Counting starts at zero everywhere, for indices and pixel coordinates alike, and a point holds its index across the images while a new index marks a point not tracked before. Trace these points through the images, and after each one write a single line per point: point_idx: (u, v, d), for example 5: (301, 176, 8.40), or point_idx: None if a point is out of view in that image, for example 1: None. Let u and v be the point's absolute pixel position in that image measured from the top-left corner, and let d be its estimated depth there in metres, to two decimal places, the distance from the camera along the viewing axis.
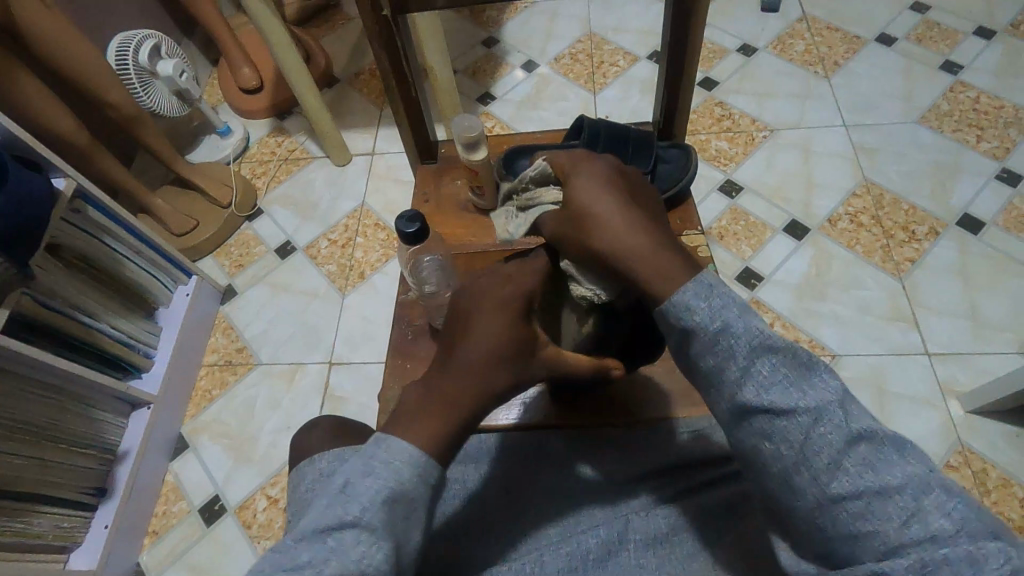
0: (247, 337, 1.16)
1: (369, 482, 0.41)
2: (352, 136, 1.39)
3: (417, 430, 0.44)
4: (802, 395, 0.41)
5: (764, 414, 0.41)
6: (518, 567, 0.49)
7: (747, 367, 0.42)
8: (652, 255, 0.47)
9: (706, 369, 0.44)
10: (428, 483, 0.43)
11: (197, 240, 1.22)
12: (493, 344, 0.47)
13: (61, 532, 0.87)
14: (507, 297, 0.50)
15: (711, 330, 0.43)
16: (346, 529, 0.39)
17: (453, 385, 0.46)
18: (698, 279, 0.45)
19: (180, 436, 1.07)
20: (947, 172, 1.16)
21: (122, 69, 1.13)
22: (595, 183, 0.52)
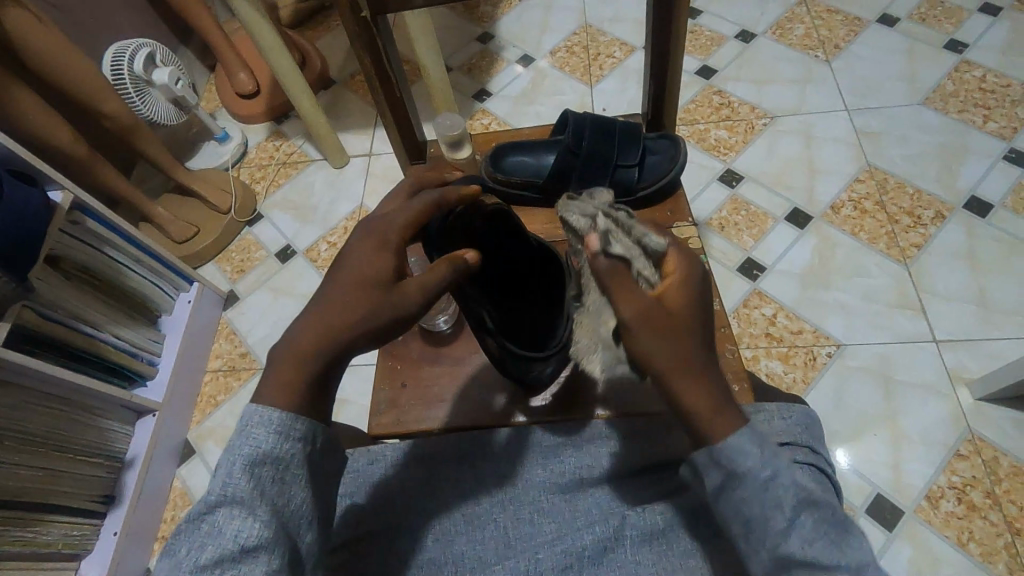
0: (250, 342, 1.17)
1: (231, 455, 0.41)
2: (349, 137, 1.39)
3: (273, 385, 0.42)
4: (837, 543, 0.41)
5: (803, 565, 0.40)
6: (513, 566, 0.48)
7: (791, 519, 0.41)
8: (709, 397, 0.43)
9: (737, 486, 0.42)
10: (297, 438, 0.42)
11: (197, 247, 1.23)
12: (353, 284, 0.44)
13: (72, 541, 0.88)
14: (383, 231, 0.47)
15: (762, 475, 0.42)
16: (218, 510, 0.39)
17: (308, 332, 0.43)
18: (749, 432, 0.43)
19: (186, 442, 1.08)
20: (954, 154, 1.14)
21: (118, 79, 1.13)
22: (690, 292, 0.46)
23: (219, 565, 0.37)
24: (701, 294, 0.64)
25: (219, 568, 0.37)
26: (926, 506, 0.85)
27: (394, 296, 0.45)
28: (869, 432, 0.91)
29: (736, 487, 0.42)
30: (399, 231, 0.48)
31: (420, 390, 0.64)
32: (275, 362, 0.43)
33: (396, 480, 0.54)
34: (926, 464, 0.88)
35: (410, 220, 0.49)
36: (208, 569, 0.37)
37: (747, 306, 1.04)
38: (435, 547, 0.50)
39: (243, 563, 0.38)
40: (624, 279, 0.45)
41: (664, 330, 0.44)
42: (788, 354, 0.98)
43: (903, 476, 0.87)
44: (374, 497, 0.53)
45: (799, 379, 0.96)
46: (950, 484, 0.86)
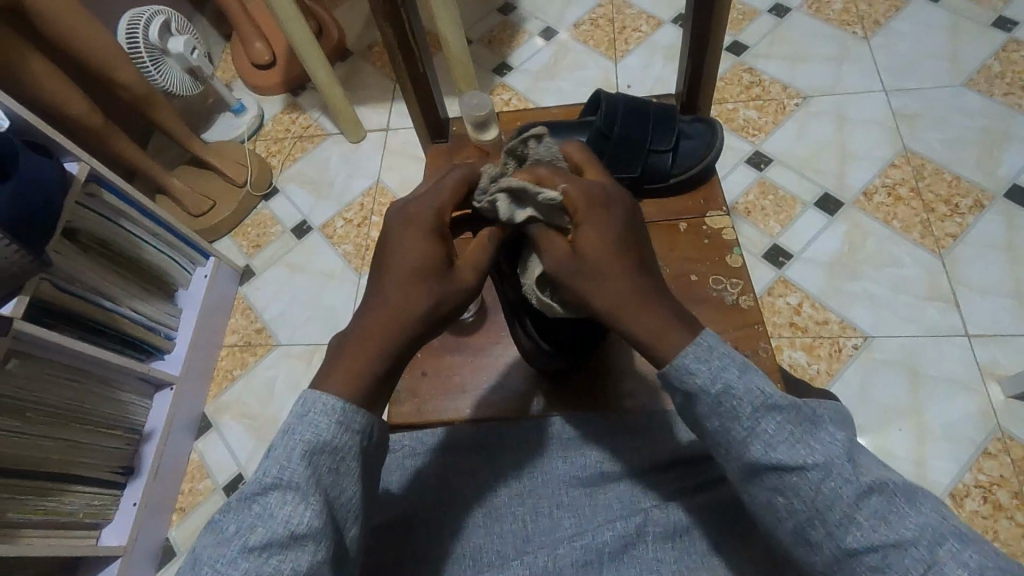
0: (265, 318, 1.16)
1: (290, 437, 0.39)
2: (366, 111, 1.36)
3: (331, 382, 0.41)
4: (805, 439, 0.38)
5: (774, 470, 0.39)
6: (532, 561, 0.47)
7: (752, 426, 0.39)
8: (656, 322, 0.42)
9: (696, 404, 0.41)
10: (357, 431, 0.41)
11: (213, 220, 1.22)
12: (405, 272, 0.43)
13: (93, 510, 0.89)
14: (418, 212, 0.45)
15: (714, 389, 0.40)
16: (271, 491, 0.38)
17: (370, 323, 0.43)
18: (696, 348, 0.41)
19: (203, 416, 1.08)
20: (997, 140, 1.08)
21: (133, 47, 1.11)
22: (603, 229, 0.43)
23: (269, 550, 0.36)
24: (735, 288, 0.61)
25: (265, 553, 0.36)
26: (950, 504, 0.83)
27: (450, 280, 0.44)
28: (893, 426, 0.89)
29: (695, 404, 0.41)
30: (437, 213, 0.46)
31: (440, 379, 0.62)
32: (331, 359, 0.43)
33: (415, 470, 0.53)
34: (952, 461, 0.86)
35: (445, 200, 0.47)
36: (255, 552, 0.36)
37: (772, 294, 1.01)
38: (455, 538, 0.49)
39: (290, 551, 0.36)
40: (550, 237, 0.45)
41: (584, 274, 0.43)
42: (812, 344, 0.96)
43: (927, 472, 0.85)
44: (393, 486, 0.52)
45: (823, 371, 0.93)
46: (975, 482, 0.84)
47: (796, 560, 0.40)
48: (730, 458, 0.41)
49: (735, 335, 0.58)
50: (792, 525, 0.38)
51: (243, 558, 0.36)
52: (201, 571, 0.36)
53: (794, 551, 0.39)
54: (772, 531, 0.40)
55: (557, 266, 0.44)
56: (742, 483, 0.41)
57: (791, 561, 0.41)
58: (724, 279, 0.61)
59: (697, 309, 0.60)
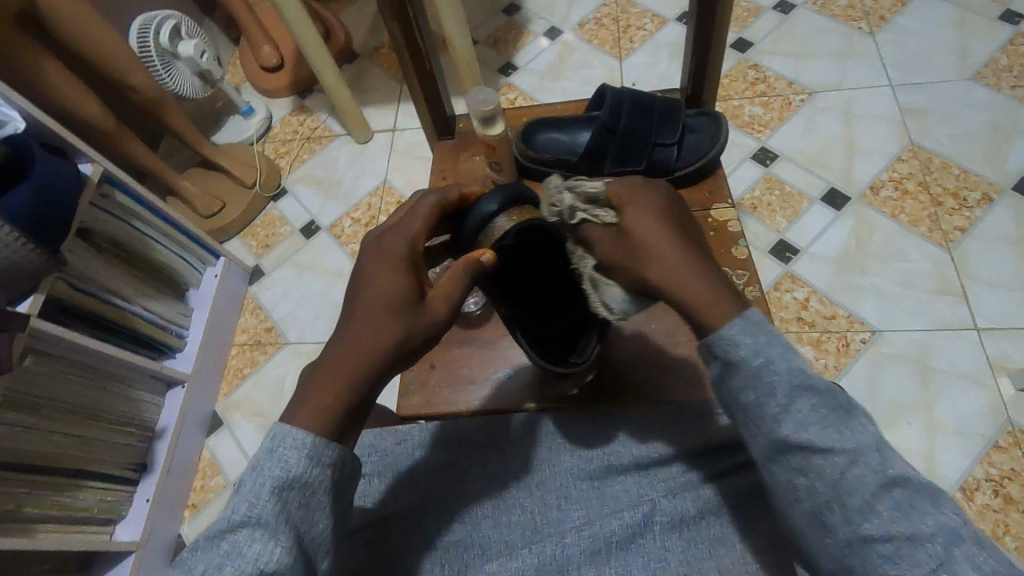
0: (275, 317, 1.17)
1: (257, 475, 0.39)
2: (373, 112, 1.37)
3: (299, 417, 0.41)
4: (839, 425, 0.38)
5: (801, 449, 0.39)
6: (540, 551, 0.47)
7: (787, 404, 0.39)
8: (708, 292, 0.43)
9: (733, 375, 0.41)
10: (328, 465, 0.41)
11: (223, 221, 1.23)
12: (375, 305, 0.42)
13: (106, 506, 0.90)
14: (394, 245, 0.45)
15: (754, 363, 0.40)
16: (241, 528, 0.38)
17: (338, 357, 0.42)
18: (743, 321, 0.41)
19: (214, 414, 1.10)
20: (1005, 134, 1.08)
21: (144, 51, 1.13)
22: (648, 213, 0.45)
23: None
24: (741, 279, 0.62)
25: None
26: (961, 498, 0.83)
27: (420, 314, 0.43)
28: (903, 420, 0.89)
29: (732, 376, 0.41)
30: (411, 243, 0.46)
31: (448, 371, 0.63)
32: (301, 391, 0.42)
33: (424, 462, 0.53)
34: (962, 455, 0.85)
35: (420, 230, 0.47)
36: None
37: (779, 289, 1.01)
38: (464, 529, 0.49)
39: None
40: (600, 233, 0.48)
41: (637, 255, 0.45)
42: (820, 339, 0.96)
43: (938, 466, 0.85)
44: (402, 476, 0.52)
45: (831, 365, 0.93)
46: (986, 476, 0.83)
47: (806, 544, 0.40)
48: (758, 435, 0.41)
49: None
50: (810, 506, 0.38)
51: None
52: None
53: (804, 533, 0.39)
54: (785, 512, 0.41)
55: (610, 254, 0.47)
56: (766, 461, 0.41)
57: (798, 548, 0.41)
58: (730, 270, 0.61)
59: None
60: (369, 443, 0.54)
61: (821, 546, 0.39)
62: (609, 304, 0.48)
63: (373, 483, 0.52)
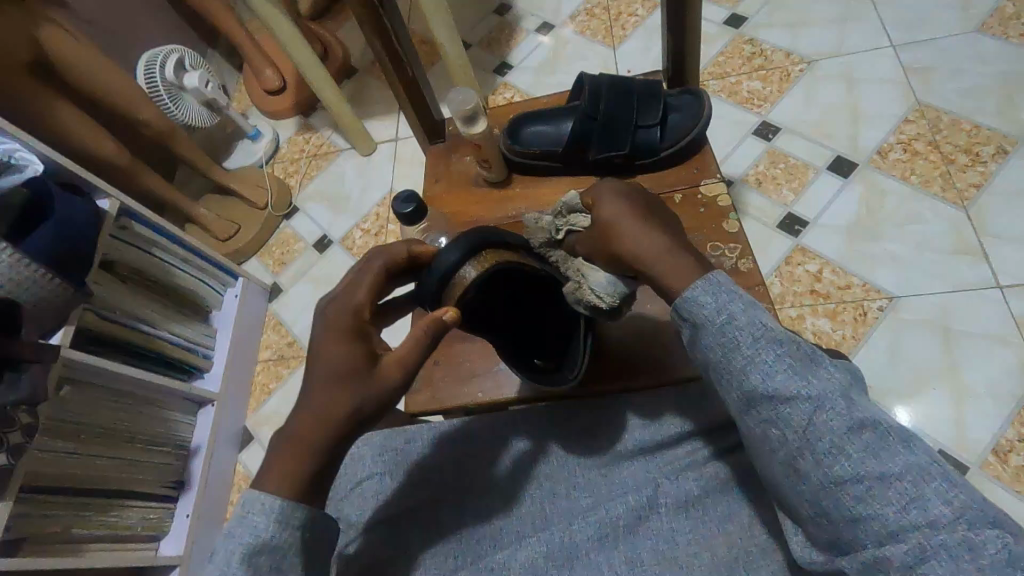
0: (296, 331, 1.21)
1: (226, 546, 0.41)
2: (375, 124, 1.40)
3: (268, 481, 0.41)
4: (804, 372, 0.39)
5: (770, 399, 0.40)
6: (547, 537, 0.49)
7: (752, 355, 0.40)
8: (672, 258, 0.45)
9: (699, 333, 0.43)
10: (297, 527, 0.42)
11: (240, 243, 1.28)
12: (323, 375, 0.41)
13: (149, 523, 0.94)
14: (338, 316, 0.42)
15: (717, 320, 0.42)
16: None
17: (296, 429, 0.41)
18: (704, 283, 0.43)
19: (245, 429, 1.13)
20: (1015, 83, 1.04)
21: (151, 86, 1.17)
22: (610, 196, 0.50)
23: None
24: (734, 253, 0.61)
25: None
26: (994, 461, 0.80)
27: (374, 380, 0.41)
28: (928, 386, 0.87)
29: (698, 334, 0.43)
30: (355, 311, 0.43)
31: (453, 367, 0.64)
32: (268, 458, 0.42)
33: (434, 460, 0.54)
34: (993, 417, 0.83)
35: (364, 295, 0.44)
36: None
37: (790, 263, 0.99)
38: (475, 519, 0.51)
39: None
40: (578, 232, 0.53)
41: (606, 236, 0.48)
42: (836, 310, 0.94)
43: (967, 431, 0.83)
44: (413, 473, 0.53)
45: (849, 336, 0.92)
46: (1020, 437, 0.81)
47: (786, 493, 0.41)
48: (731, 388, 0.42)
49: None
50: (784, 455, 0.40)
51: None
52: None
53: (784, 482, 0.40)
54: (765, 466, 0.42)
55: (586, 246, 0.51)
56: (740, 413, 0.42)
57: (782, 501, 0.42)
58: (722, 245, 0.61)
59: None
60: (379, 443, 0.54)
61: (796, 492, 0.40)
62: (598, 290, 0.50)
63: (384, 481, 0.53)
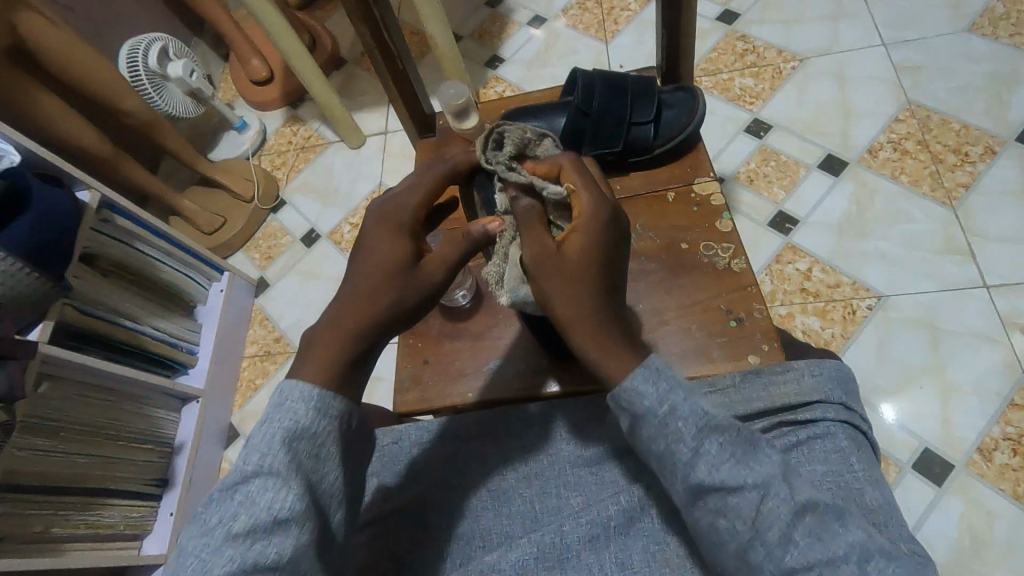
0: (283, 327, 1.19)
1: (264, 430, 0.40)
2: (364, 116, 1.38)
3: (306, 369, 0.41)
4: (745, 461, 0.40)
5: (716, 491, 0.40)
6: (538, 539, 0.48)
7: (696, 446, 0.41)
8: (600, 336, 0.43)
9: (643, 426, 0.42)
10: (335, 417, 0.41)
11: (225, 237, 1.25)
12: (371, 266, 0.44)
13: (132, 521, 0.93)
14: (396, 216, 0.46)
15: (661, 410, 0.41)
16: (255, 477, 0.38)
17: (339, 314, 0.43)
18: (645, 369, 0.42)
19: (230, 426, 1.12)
20: (1005, 84, 1.05)
21: (134, 76, 1.15)
22: (586, 233, 0.45)
23: (251, 536, 0.37)
24: (727, 253, 0.61)
25: (250, 539, 0.37)
26: (979, 459, 0.81)
27: (415, 274, 0.44)
28: (915, 384, 0.87)
29: (641, 427, 0.42)
30: (411, 215, 0.47)
31: (442, 365, 0.62)
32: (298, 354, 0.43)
33: (422, 459, 0.53)
34: (978, 416, 0.84)
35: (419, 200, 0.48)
36: (239, 539, 0.37)
37: (780, 261, 0.99)
38: (466, 521, 0.50)
39: (275, 536, 0.37)
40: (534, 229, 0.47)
41: (556, 272, 0.44)
42: (825, 309, 0.94)
43: (953, 429, 0.83)
44: (401, 474, 0.53)
45: (837, 334, 0.92)
46: (1004, 435, 0.82)
47: None
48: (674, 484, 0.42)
49: (730, 299, 0.58)
50: (734, 548, 0.40)
51: (227, 546, 0.37)
52: (184, 562, 0.37)
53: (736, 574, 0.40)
54: (713, 558, 0.42)
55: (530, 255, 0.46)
56: (684, 507, 0.42)
57: None
58: (715, 245, 0.61)
59: (691, 276, 0.60)
60: None
61: None
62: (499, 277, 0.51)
63: (373, 482, 0.53)
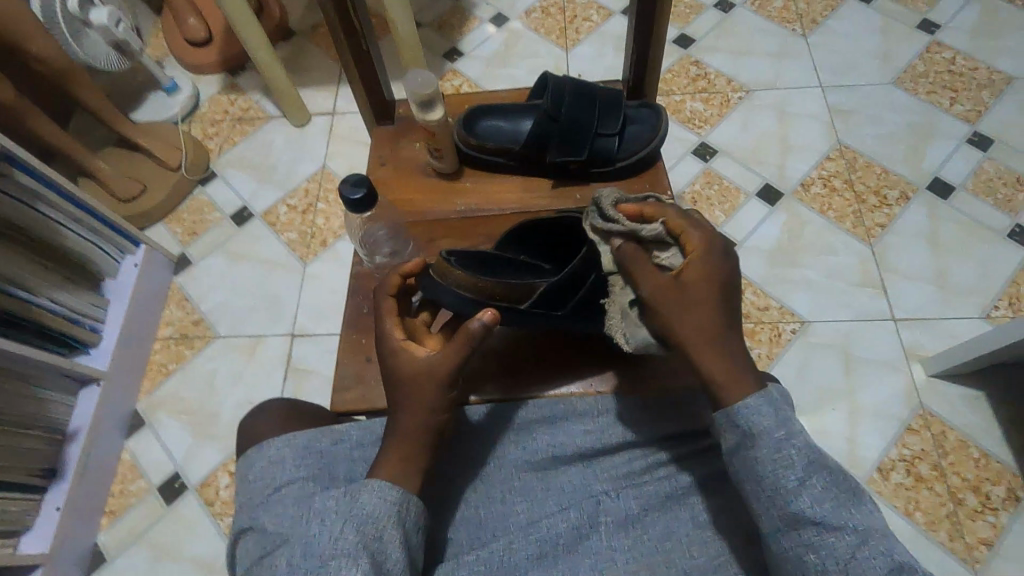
0: (203, 309, 1.10)
1: (249, 492, 0.49)
2: (311, 94, 1.30)
3: (380, 474, 0.45)
4: (846, 506, 0.43)
5: (815, 524, 0.42)
6: (486, 557, 0.47)
7: (803, 479, 0.43)
8: (723, 362, 0.47)
9: (751, 447, 0.45)
10: (395, 500, 0.44)
11: (144, 207, 1.15)
12: (402, 388, 0.49)
13: (8, 517, 0.82)
14: (391, 342, 0.51)
15: (777, 433, 0.44)
16: (244, 534, 0.46)
17: (400, 428, 0.47)
18: (763, 397, 0.46)
19: (135, 413, 1.02)
20: (921, 136, 1.15)
21: (50, 18, 1.02)
22: (708, 267, 0.49)
23: None
24: None
25: None
26: (878, 478, 0.88)
27: (439, 374, 0.48)
28: (830, 407, 0.93)
29: (752, 446, 0.45)
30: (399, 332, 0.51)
31: None
32: (285, 425, 0.54)
33: (363, 461, 0.51)
34: (880, 438, 0.91)
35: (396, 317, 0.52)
36: None
37: None
38: None
39: None
40: (641, 264, 0.50)
41: (677, 304, 0.48)
42: (754, 330, 0.99)
43: (859, 449, 0.90)
44: (339, 477, 0.50)
45: (764, 355, 0.97)
46: (900, 457, 0.89)
47: None
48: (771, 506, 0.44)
49: None
50: None
51: None
52: None
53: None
54: None
55: (654, 292, 0.49)
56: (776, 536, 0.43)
57: None
58: None
59: None
60: (302, 445, 0.50)
61: None
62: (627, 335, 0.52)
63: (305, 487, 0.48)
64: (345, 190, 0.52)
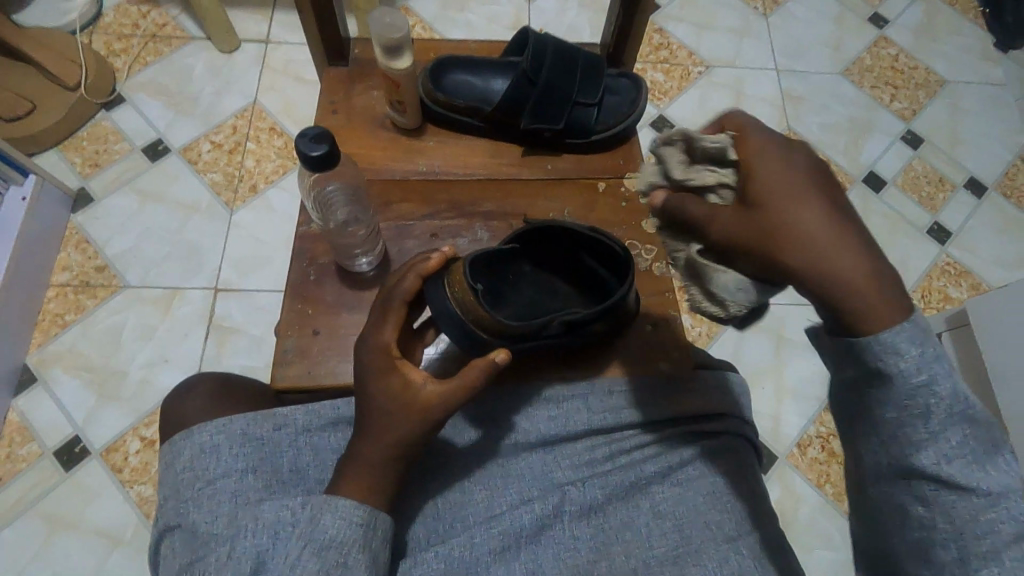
0: (108, 255, 0.97)
1: (174, 482, 0.45)
2: (240, 16, 1.15)
3: (344, 490, 0.43)
4: (984, 464, 0.39)
5: (933, 478, 0.39)
6: (449, 551, 0.46)
7: (936, 428, 0.39)
8: (854, 270, 0.38)
9: (881, 389, 0.40)
10: (360, 523, 0.42)
11: (33, 129, 0.98)
12: (374, 416, 0.45)
13: None
14: (371, 358, 0.47)
15: (914, 380, 0.39)
16: (171, 531, 0.44)
17: (367, 458, 0.44)
18: (911, 324, 0.39)
19: (25, 368, 0.90)
20: (861, 129, 1.20)
21: None
22: (784, 166, 0.42)
23: None
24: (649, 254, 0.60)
25: None
26: (796, 453, 0.94)
27: (412, 407, 0.45)
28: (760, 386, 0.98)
29: (877, 391, 0.40)
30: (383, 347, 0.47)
31: (335, 339, 0.54)
32: (216, 406, 0.50)
33: (310, 449, 0.48)
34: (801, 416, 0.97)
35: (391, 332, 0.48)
36: None
37: None
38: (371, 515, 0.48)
39: None
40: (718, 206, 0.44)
41: (764, 227, 0.40)
42: None
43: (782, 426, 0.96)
44: (283, 468, 0.46)
45: (704, 334, 1.00)
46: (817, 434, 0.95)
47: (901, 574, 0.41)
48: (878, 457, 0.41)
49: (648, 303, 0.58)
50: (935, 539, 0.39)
51: None
52: None
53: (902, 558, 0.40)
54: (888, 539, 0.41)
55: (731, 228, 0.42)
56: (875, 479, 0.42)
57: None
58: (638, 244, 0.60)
59: None
60: (239, 431, 0.46)
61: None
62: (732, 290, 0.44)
63: (246, 480, 0.45)
64: (302, 145, 0.45)
